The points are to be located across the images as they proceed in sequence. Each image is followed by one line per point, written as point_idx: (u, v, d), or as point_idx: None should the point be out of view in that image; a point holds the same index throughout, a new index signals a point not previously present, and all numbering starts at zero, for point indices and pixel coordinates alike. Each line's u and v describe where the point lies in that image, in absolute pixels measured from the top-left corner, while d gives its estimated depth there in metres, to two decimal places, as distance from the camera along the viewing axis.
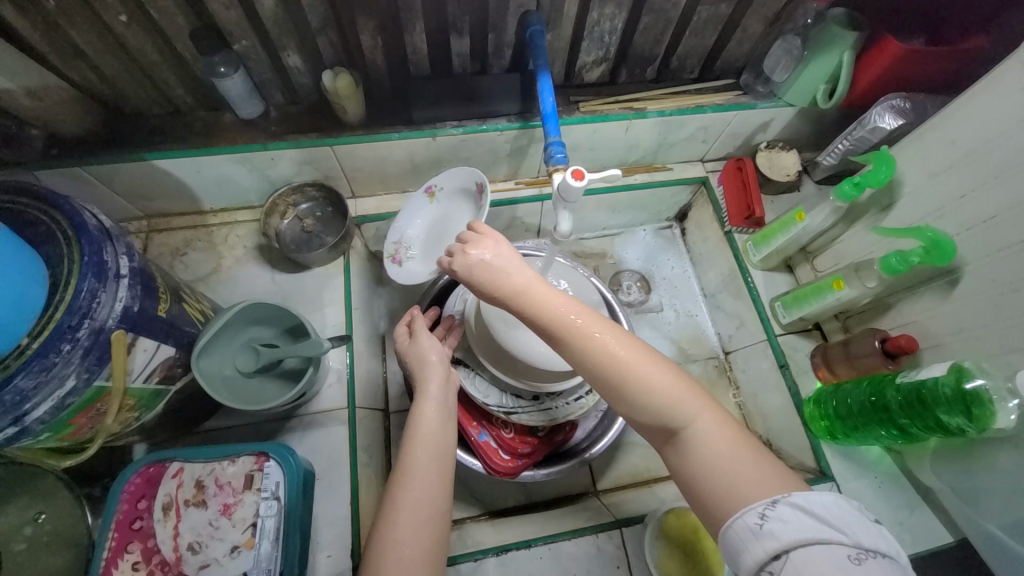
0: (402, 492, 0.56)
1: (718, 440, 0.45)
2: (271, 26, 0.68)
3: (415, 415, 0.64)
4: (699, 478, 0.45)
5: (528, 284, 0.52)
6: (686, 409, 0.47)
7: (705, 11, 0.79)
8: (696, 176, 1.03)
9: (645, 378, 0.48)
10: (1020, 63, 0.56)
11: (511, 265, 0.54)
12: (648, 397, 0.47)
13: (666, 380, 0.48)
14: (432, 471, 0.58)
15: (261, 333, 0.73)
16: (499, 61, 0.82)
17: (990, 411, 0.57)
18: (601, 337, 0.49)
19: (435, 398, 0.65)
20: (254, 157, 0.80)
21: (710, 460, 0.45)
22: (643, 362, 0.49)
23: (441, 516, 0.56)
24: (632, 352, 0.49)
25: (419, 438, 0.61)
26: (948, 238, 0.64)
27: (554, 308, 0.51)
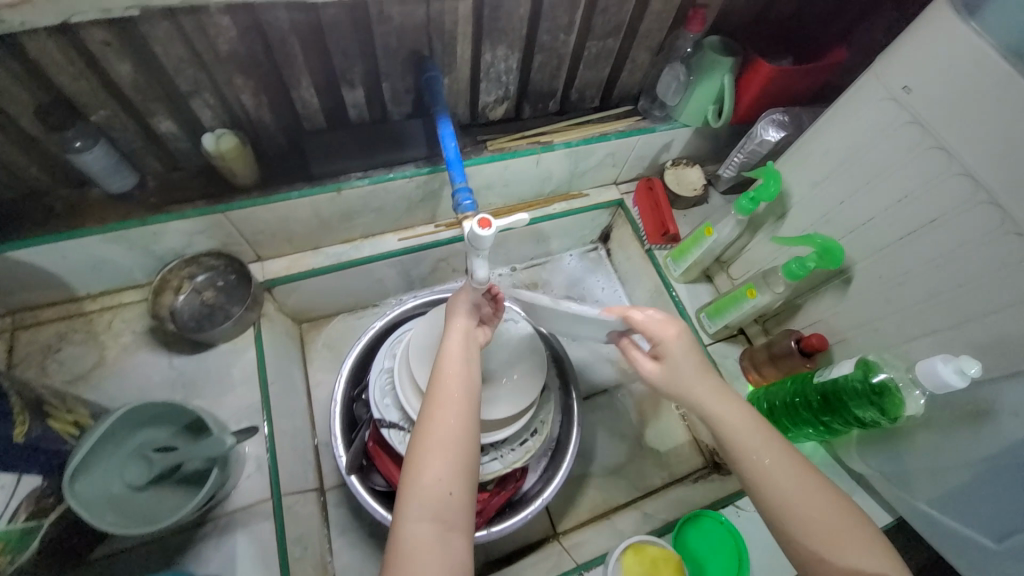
0: (438, 419, 0.51)
1: None
2: (132, 93, 0.61)
3: (443, 346, 0.57)
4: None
5: (728, 409, 0.54)
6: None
7: (594, 46, 0.81)
8: (612, 200, 1.06)
9: (842, 530, 0.48)
10: (873, 81, 0.62)
11: (716, 393, 0.55)
12: (846, 549, 0.47)
13: (870, 544, 0.47)
14: (467, 398, 0.53)
15: (154, 435, 0.64)
16: (398, 107, 0.79)
17: (899, 401, 0.62)
18: (804, 481, 0.50)
19: (462, 332, 0.58)
20: (133, 235, 0.71)
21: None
22: (844, 514, 0.49)
23: (473, 438, 0.52)
24: (832, 500, 0.50)
25: (451, 364, 0.55)
26: (835, 242, 0.69)
27: (761, 441, 0.52)
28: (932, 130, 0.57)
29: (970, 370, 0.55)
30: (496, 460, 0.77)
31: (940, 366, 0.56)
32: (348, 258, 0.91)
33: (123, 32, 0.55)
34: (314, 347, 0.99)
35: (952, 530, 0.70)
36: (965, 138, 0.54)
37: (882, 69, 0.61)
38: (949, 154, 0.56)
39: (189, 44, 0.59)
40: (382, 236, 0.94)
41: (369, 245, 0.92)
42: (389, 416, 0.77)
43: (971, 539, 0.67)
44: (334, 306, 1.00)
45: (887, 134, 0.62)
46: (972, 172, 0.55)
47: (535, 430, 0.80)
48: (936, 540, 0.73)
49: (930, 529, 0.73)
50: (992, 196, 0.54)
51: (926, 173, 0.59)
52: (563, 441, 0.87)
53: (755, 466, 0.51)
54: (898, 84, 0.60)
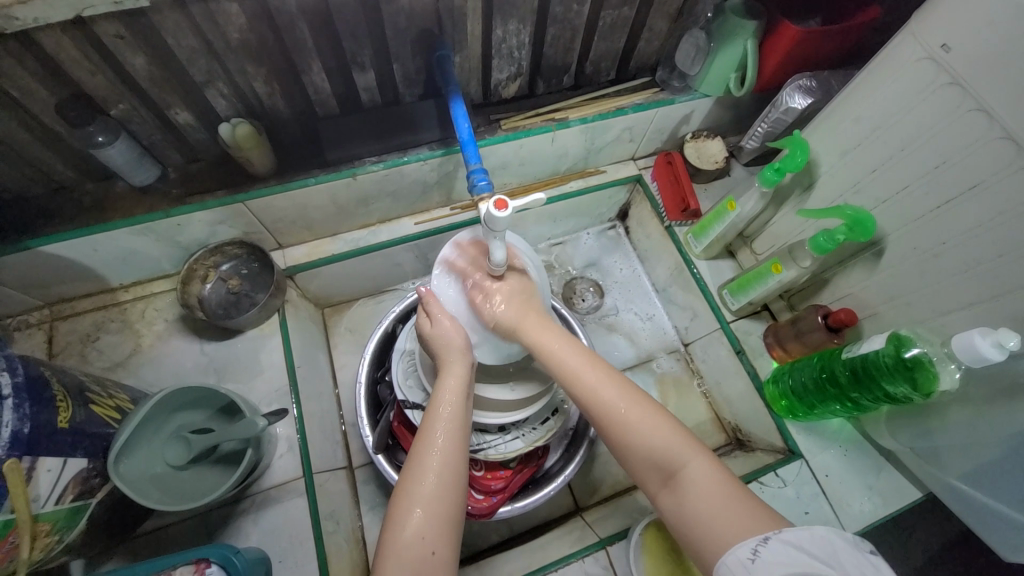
0: (424, 464, 0.53)
1: (713, 482, 0.48)
2: (148, 86, 0.62)
3: (439, 383, 0.58)
4: (695, 523, 0.47)
5: (544, 334, 0.59)
6: (682, 455, 0.51)
7: (609, 16, 0.78)
8: (630, 176, 1.03)
9: (642, 425, 0.52)
10: (909, 40, 0.58)
11: (537, 324, 0.59)
12: (646, 432, 0.52)
13: (666, 429, 0.52)
14: (454, 442, 0.55)
15: (191, 417, 0.67)
16: (409, 89, 0.78)
17: (933, 375, 0.60)
18: (608, 385, 0.55)
19: (462, 368, 0.59)
20: (158, 226, 0.73)
21: (706, 500, 0.47)
22: (648, 413, 0.53)
23: (457, 490, 0.53)
24: (629, 399, 0.54)
25: (442, 407, 0.57)
26: (866, 212, 0.66)
27: (572, 359, 0.57)
28: (973, 91, 0.53)
29: (1009, 343, 0.53)
30: (518, 439, 0.78)
31: (978, 339, 0.54)
32: (367, 243, 0.92)
33: (135, 23, 0.55)
34: (337, 331, 1.01)
35: (987, 507, 0.68)
36: (1008, 99, 0.51)
37: (920, 26, 0.57)
38: (991, 116, 0.53)
39: (200, 34, 0.59)
40: (399, 220, 0.94)
41: (386, 229, 0.93)
42: (413, 398, 0.78)
43: (1002, 515, 0.66)
44: (355, 291, 1.02)
45: (924, 96, 0.58)
46: (1014, 135, 0.51)
47: (556, 410, 0.80)
48: (969, 517, 0.72)
49: (964, 506, 0.71)
50: None
51: (964, 138, 0.56)
52: (584, 419, 0.88)
53: (572, 381, 0.56)
54: (936, 41, 0.56)
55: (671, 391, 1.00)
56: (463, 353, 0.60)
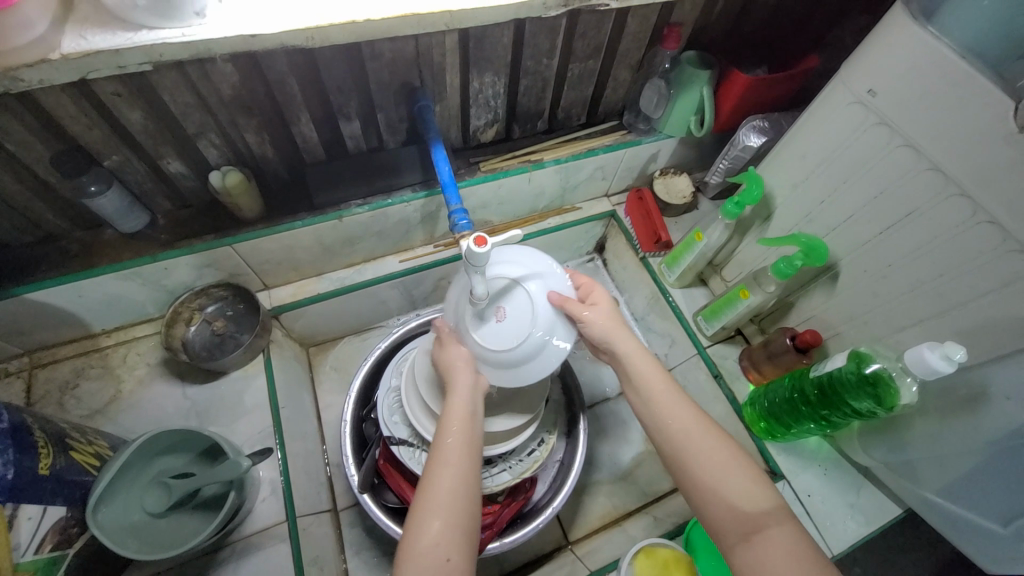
0: (440, 478, 0.54)
1: (791, 547, 0.49)
2: (143, 138, 0.65)
3: (451, 399, 0.60)
4: (772, 573, 0.48)
5: (635, 357, 0.62)
6: (767, 513, 0.51)
7: (577, 67, 0.85)
8: (604, 211, 1.09)
9: (733, 479, 0.54)
10: (840, 87, 0.65)
11: (630, 343, 0.63)
12: (734, 485, 0.53)
13: (755, 484, 0.53)
14: (469, 460, 0.56)
15: (172, 462, 0.66)
16: (393, 135, 0.83)
17: (893, 389, 0.64)
18: (698, 427, 0.57)
19: (470, 383, 0.61)
20: (146, 270, 0.74)
21: (789, 558, 0.48)
22: (741, 467, 0.54)
23: (472, 507, 0.54)
24: (724, 451, 0.55)
25: (454, 421, 0.58)
26: (819, 240, 0.72)
27: (666, 391, 0.60)
28: (898, 128, 0.60)
29: (956, 355, 0.56)
30: (505, 471, 0.79)
31: (927, 353, 0.58)
32: (352, 281, 0.94)
33: (133, 82, 0.59)
34: (322, 370, 1.01)
35: (963, 518, 0.70)
36: (930, 135, 0.57)
37: (847, 75, 0.64)
38: (918, 150, 0.59)
39: (195, 91, 0.63)
40: (383, 258, 0.97)
41: (371, 267, 0.95)
42: (398, 433, 0.78)
43: (978, 526, 0.68)
44: (340, 329, 1.03)
45: (858, 134, 0.65)
46: (938, 166, 0.57)
47: (542, 440, 0.81)
48: (948, 529, 0.74)
49: (942, 519, 0.73)
50: (961, 188, 0.56)
51: (897, 170, 0.62)
52: (570, 449, 0.89)
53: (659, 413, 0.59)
54: (863, 87, 0.63)
55: None
56: (472, 366, 0.62)
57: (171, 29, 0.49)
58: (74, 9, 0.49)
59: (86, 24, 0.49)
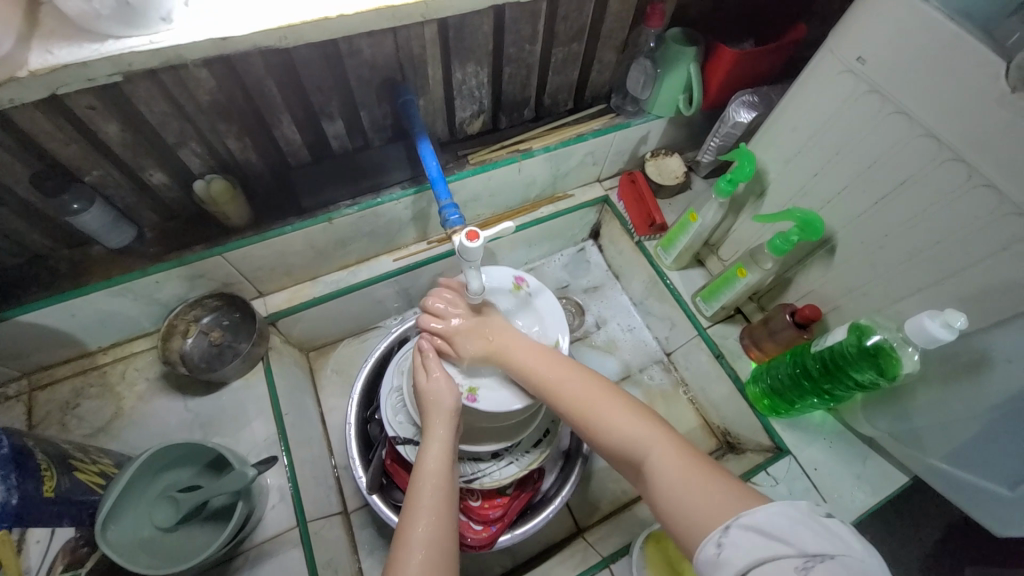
0: (413, 540, 0.54)
1: (675, 469, 0.51)
2: (123, 151, 0.64)
3: (424, 453, 0.61)
4: (670, 497, 0.49)
5: (510, 358, 0.63)
6: (650, 447, 0.54)
7: (560, 52, 0.83)
8: (597, 197, 1.08)
9: (619, 424, 0.56)
10: (829, 56, 0.64)
11: (502, 350, 0.64)
12: (617, 429, 0.56)
13: (627, 417, 0.57)
14: (442, 518, 0.56)
15: (178, 476, 0.66)
16: (378, 133, 0.82)
17: (895, 359, 0.64)
18: (578, 389, 0.60)
19: (446, 430, 0.62)
20: (137, 285, 0.74)
21: (669, 480, 0.50)
22: (625, 416, 0.57)
23: (448, 564, 0.54)
24: (603, 402, 0.59)
25: (427, 480, 0.59)
26: (815, 214, 0.71)
27: (550, 369, 0.62)
28: (890, 96, 0.59)
29: (957, 322, 0.56)
30: (512, 463, 0.79)
31: (927, 322, 0.58)
32: (347, 283, 0.93)
33: (107, 94, 0.57)
34: (324, 374, 1.01)
35: (971, 483, 0.70)
36: (922, 100, 0.56)
37: (836, 43, 0.63)
38: (911, 116, 0.58)
39: (172, 99, 0.61)
40: (378, 258, 0.96)
41: (365, 268, 0.95)
42: (403, 433, 0.78)
43: (985, 490, 0.68)
44: (339, 332, 1.03)
45: (849, 104, 0.64)
46: (932, 131, 0.56)
47: (547, 431, 0.81)
48: (955, 494, 0.74)
49: (949, 484, 0.73)
50: (955, 153, 0.55)
51: (890, 138, 0.61)
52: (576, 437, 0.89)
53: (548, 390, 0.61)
54: (853, 56, 0.62)
55: (659, 402, 1.01)
56: (452, 412, 0.62)
57: (139, 37, 0.48)
58: (38, 23, 0.48)
59: (51, 38, 0.47)
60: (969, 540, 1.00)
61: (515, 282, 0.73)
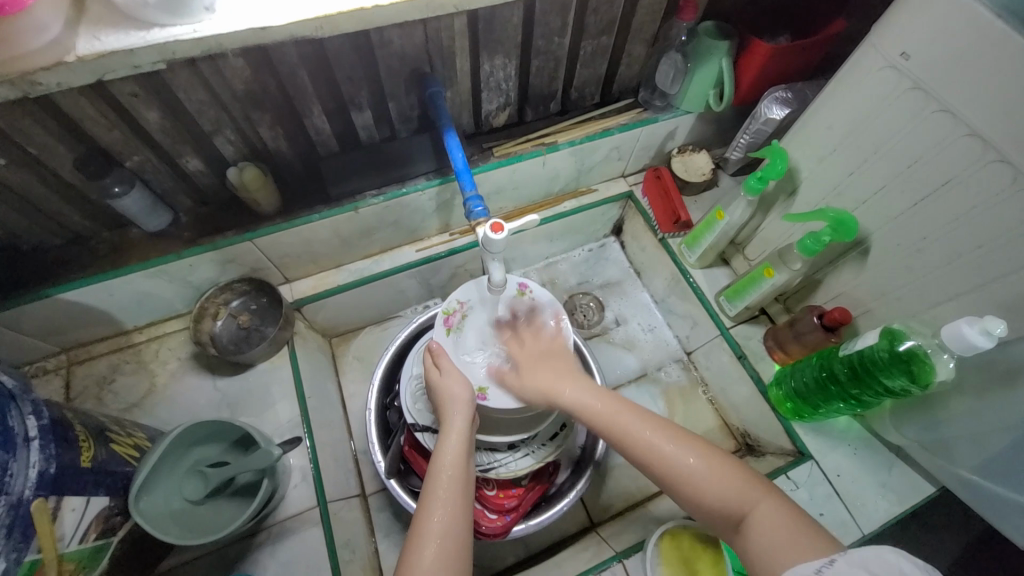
0: (428, 531, 0.54)
1: (774, 521, 0.48)
2: (162, 137, 0.66)
3: (440, 445, 0.61)
4: (768, 553, 0.46)
5: (576, 385, 0.62)
6: (740, 498, 0.51)
7: (589, 45, 0.82)
8: (621, 192, 1.07)
9: (699, 470, 0.53)
10: (870, 51, 0.62)
11: (559, 375, 0.63)
12: (694, 474, 0.53)
13: (720, 466, 0.53)
14: (456, 514, 0.56)
15: (206, 452, 0.69)
16: (405, 124, 0.83)
17: (929, 366, 0.62)
18: (648, 429, 0.57)
19: (463, 421, 0.62)
20: (171, 268, 0.76)
21: (770, 538, 0.46)
22: (698, 457, 0.54)
23: (460, 557, 0.53)
24: (667, 438, 0.55)
25: (443, 471, 0.58)
26: (848, 214, 0.69)
27: (609, 408, 0.60)
28: (934, 94, 0.57)
29: (996, 330, 0.54)
30: (528, 455, 0.80)
31: (963, 329, 0.56)
32: (370, 272, 0.95)
33: (148, 82, 0.59)
34: (345, 360, 1.03)
35: (1003, 498, 0.68)
36: (969, 98, 0.54)
37: (879, 38, 0.60)
38: (956, 116, 0.55)
39: (208, 87, 0.63)
40: (401, 248, 0.97)
41: (388, 258, 0.96)
42: (422, 420, 0.80)
43: (1018, 505, 0.66)
44: (361, 320, 1.04)
45: (890, 101, 0.62)
46: (978, 131, 0.54)
47: (564, 425, 0.82)
48: (984, 508, 0.72)
49: (979, 498, 0.71)
50: (1000, 154, 0.53)
51: (931, 137, 0.59)
52: (591, 434, 0.89)
53: (621, 433, 0.57)
54: (896, 51, 0.59)
55: (678, 401, 1.00)
56: (468, 403, 0.63)
57: (181, 26, 0.50)
58: (87, 11, 0.50)
59: (99, 26, 0.49)
60: (995, 556, 0.97)
61: (519, 288, 0.75)
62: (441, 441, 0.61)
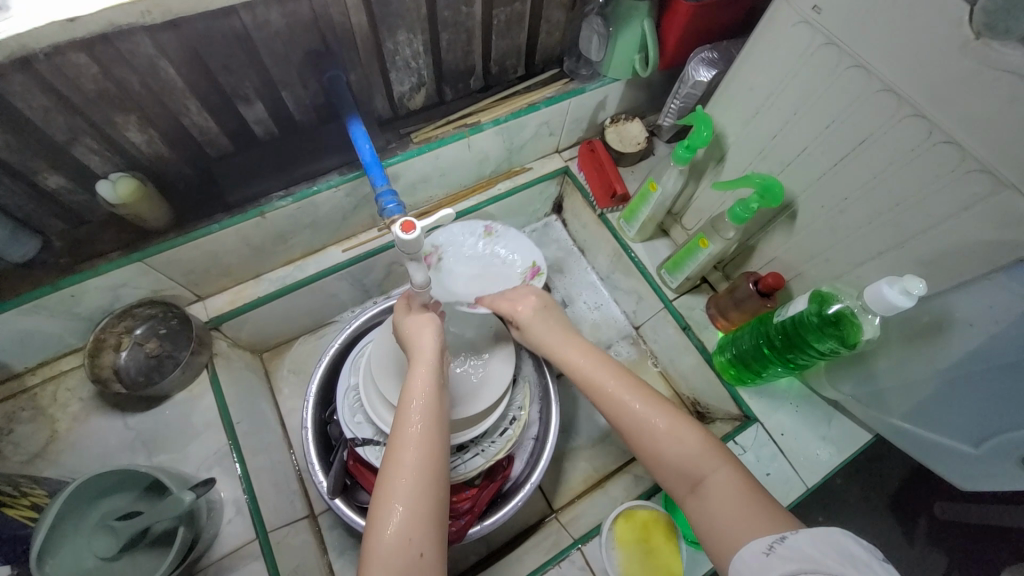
0: (401, 459, 0.52)
1: (731, 484, 0.50)
2: (5, 154, 0.56)
3: (411, 376, 0.58)
4: (721, 509, 0.48)
5: (569, 351, 0.66)
6: (705, 457, 0.53)
7: (502, 13, 0.76)
8: (557, 169, 1.03)
9: (670, 432, 0.55)
10: (784, 6, 0.59)
11: (560, 341, 0.68)
12: (669, 437, 0.55)
13: (690, 432, 0.55)
14: (428, 443, 0.53)
15: (116, 503, 0.62)
16: (307, 115, 0.75)
17: (856, 326, 0.62)
18: (632, 390, 0.59)
19: (432, 358, 0.59)
20: (50, 301, 0.67)
21: (726, 502, 0.48)
22: (670, 421, 0.56)
23: (437, 485, 0.52)
24: (645, 401, 0.58)
25: (415, 402, 0.56)
26: (773, 179, 0.68)
27: (599, 372, 0.62)
28: (847, 49, 0.55)
29: (915, 289, 0.54)
30: (478, 455, 0.78)
31: (885, 290, 0.56)
32: (293, 279, 0.88)
33: None
34: (281, 374, 0.97)
35: (932, 441, 0.71)
36: (882, 51, 0.52)
37: None
38: (869, 70, 0.54)
39: (51, 91, 0.54)
40: (324, 250, 0.90)
41: (312, 262, 0.89)
42: (362, 434, 0.76)
43: (948, 448, 0.69)
44: (293, 330, 0.97)
45: (805, 59, 0.60)
46: (891, 85, 0.53)
47: (513, 418, 0.81)
48: (916, 451, 0.75)
49: (913, 443, 0.74)
50: (915, 108, 0.52)
51: (848, 94, 0.57)
52: (543, 424, 0.88)
53: (603, 398, 0.60)
54: (808, 5, 0.57)
55: None
56: (437, 340, 0.61)
57: None
58: None
59: None
60: (926, 486, 1.05)
61: (486, 230, 0.88)
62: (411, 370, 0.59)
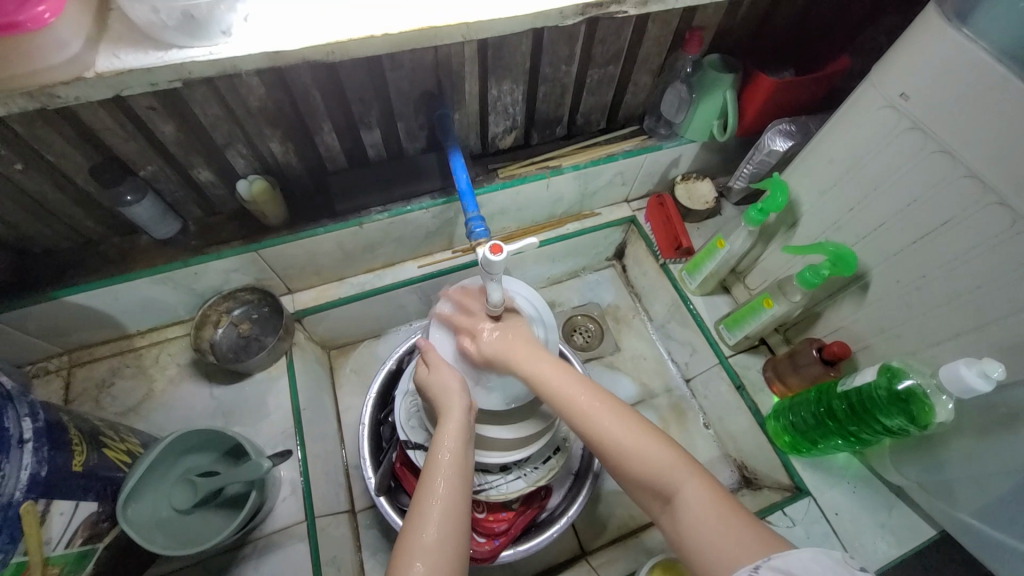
0: (427, 514, 0.54)
1: (705, 502, 0.50)
2: (175, 149, 0.68)
3: (439, 428, 0.60)
4: (697, 535, 0.49)
5: (533, 354, 0.61)
6: (675, 472, 0.53)
7: (595, 73, 0.84)
8: (624, 217, 1.08)
9: (634, 441, 0.55)
10: (870, 90, 0.63)
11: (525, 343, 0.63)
12: (637, 447, 0.55)
13: (652, 442, 0.55)
14: (455, 500, 0.56)
15: (198, 461, 0.69)
16: (413, 144, 0.84)
17: (928, 407, 0.61)
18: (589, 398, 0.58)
19: (460, 411, 0.61)
20: (176, 275, 0.78)
21: (699, 522, 0.49)
22: (629, 427, 0.56)
23: (461, 539, 0.54)
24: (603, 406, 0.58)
25: (443, 455, 0.58)
26: (847, 248, 0.69)
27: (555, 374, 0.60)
28: (933, 134, 0.57)
29: (994, 373, 0.54)
30: (520, 478, 0.79)
31: (963, 371, 0.55)
32: (371, 286, 0.96)
33: (165, 96, 0.61)
34: (342, 372, 1.03)
35: (1006, 545, 0.66)
36: (970, 141, 0.54)
37: (878, 78, 0.62)
38: (954, 155, 0.56)
39: (223, 102, 0.65)
40: (403, 264, 0.98)
41: (391, 273, 0.97)
42: (415, 438, 0.80)
43: (1019, 552, 0.64)
44: (360, 333, 1.05)
45: (888, 140, 0.63)
46: (977, 172, 0.54)
47: (558, 448, 0.82)
48: (985, 554, 0.70)
49: (982, 545, 0.69)
50: (1000, 197, 0.53)
51: (931, 177, 0.59)
52: (585, 460, 0.88)
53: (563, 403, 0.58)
54: (895, 91, 0.60)
55: (675, 430, 0.99)
56: (461, 390, 0.63)
57: (199, 48, 0.51)
58: (107, 28, 0.51)
59: (121, 45, 0.50)
60: None
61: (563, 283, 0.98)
62: (441, 418, 0.61)
